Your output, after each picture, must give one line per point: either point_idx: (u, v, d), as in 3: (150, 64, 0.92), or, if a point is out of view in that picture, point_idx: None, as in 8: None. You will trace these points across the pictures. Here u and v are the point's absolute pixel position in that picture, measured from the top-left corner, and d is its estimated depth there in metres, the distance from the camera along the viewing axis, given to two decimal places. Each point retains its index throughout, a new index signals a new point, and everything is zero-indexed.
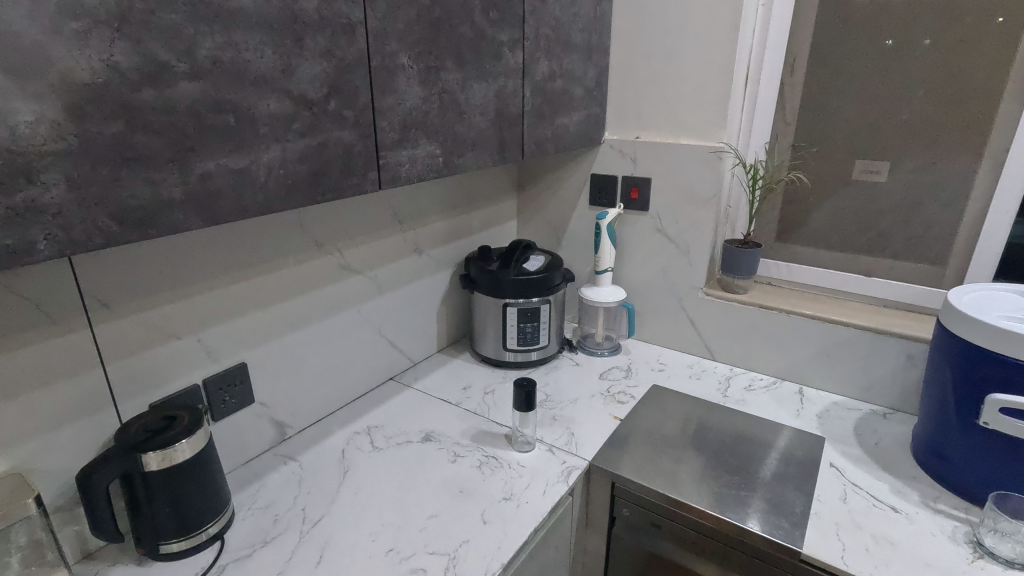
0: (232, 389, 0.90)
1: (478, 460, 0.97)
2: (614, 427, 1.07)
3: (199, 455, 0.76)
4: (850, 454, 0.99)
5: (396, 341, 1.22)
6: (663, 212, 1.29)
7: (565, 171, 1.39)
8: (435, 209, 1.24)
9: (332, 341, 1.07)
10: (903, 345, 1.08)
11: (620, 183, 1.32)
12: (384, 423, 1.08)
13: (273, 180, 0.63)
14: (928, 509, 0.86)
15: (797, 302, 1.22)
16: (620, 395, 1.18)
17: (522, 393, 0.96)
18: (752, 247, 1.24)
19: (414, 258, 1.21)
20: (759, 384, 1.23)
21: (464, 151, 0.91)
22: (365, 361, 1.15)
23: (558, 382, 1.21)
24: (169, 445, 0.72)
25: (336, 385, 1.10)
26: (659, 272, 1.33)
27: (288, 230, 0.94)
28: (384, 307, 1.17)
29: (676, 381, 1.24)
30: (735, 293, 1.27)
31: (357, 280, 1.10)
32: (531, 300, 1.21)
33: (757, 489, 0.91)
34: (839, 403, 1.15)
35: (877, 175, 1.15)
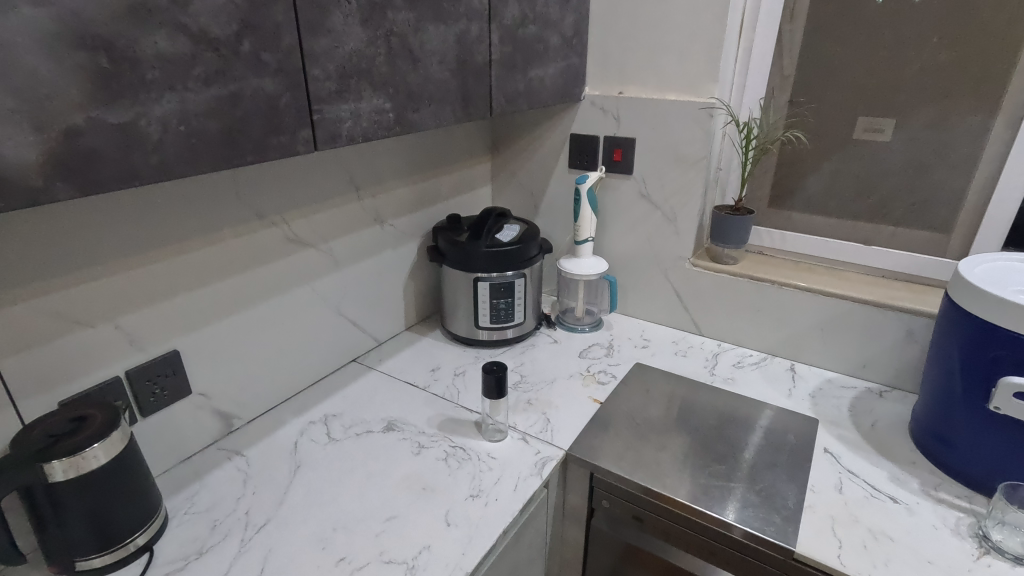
0: (163, 380, 0.80)
1: (443, 452, 0.88)
2: (594, 411, 0.99)
3: (118, 460, 0.66)
4: (845, 438, 0.93)
5: (357, 320, 1.12)
6: (648, 176, 1.18)
7: (542, 131, 1.27)
8: (397, 174, 1.12)
9: (282, 322, 0.96)
10: (903, 319, 1.01)
11: (602, 144, 1.21)
12: (343, 411, 0.98)
13: (170, 137, 0.51)
14: (930, 499, 0.80)
15: (791, 273, 1.14)
16: (601, 375, 1.09)
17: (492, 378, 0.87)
18: (744, 214, 1.14)
19: (375, 229, 1.10)
20: (748, 361, 1.15)
21: (421, 106, 0.79)
22: (322, 342, 1.05)
23: (534, 362, 1.13)
24: (77, 451, 0.62)
25: (288, 370, 1.00)
26: (644, 242, 1.23)
27: (221, 199, 0.82)
28: (342, 283, 1.06)
29: (660, 359, 1.16)
30: (724, 264, 1.18)
31: (310, 254, 0.98)
32: (504, 274, 1.11)
33: (746, 478, 0.84)
34: (833, 381, 1.08)
35: (880, 134, 1.05)
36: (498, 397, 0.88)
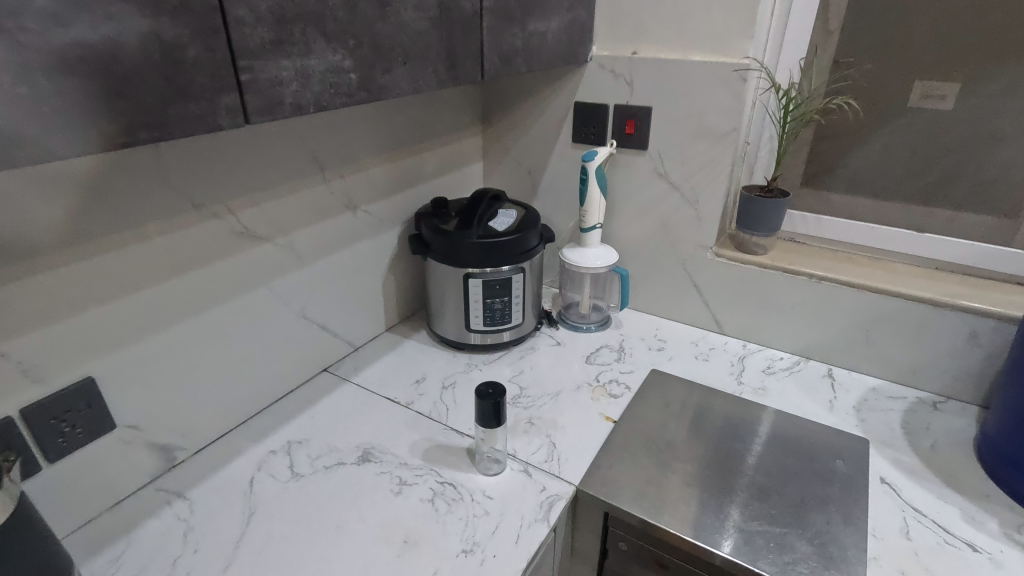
0: (74, 415, 0.64)
1: (430, 491, 0.73)
2: (608, 432, 0.84)
3: (15, 521, 0.50)
4: (903, 464, 0.79)
5: (328, 323, 0.95)
6: (667, 152, 1.01)
7: (542, 99, 1.09)
8: (371, 150, 0.94)
9: (232, 334, 0.80)
10: (966, 321, 0.86)
11: (612, 114, 1.03)
12: (311, 436, 0.83)
13: (5, 105, 0.34)
14: (1015, 547, 0.67)
15: (831, 265, 0.99)
16: (612, 385, 0.94)
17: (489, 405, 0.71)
18: (778, 196, 0.98)
19: (346, 217, 0.93)
20: (779, 366, 1.01)
21: (393, 65, 0.61)
22: (285, 353, 0.89)
23: (535, 371, 0.97)
24: None
25: (244, 388, 0.83)
26: (659, 228, 1.07)
27: (140, 186, 0.65)
28: (308, 282, 0.90)
29: (680, 364, 1.01)
30: (753, 255, 1.03)
31: (265, 249, 0.81)
32: (500, 269, 0.95)
33: (795, 520, 0.70)
34: (879, 390, 0.94)
35: (943, 102, 0.88)
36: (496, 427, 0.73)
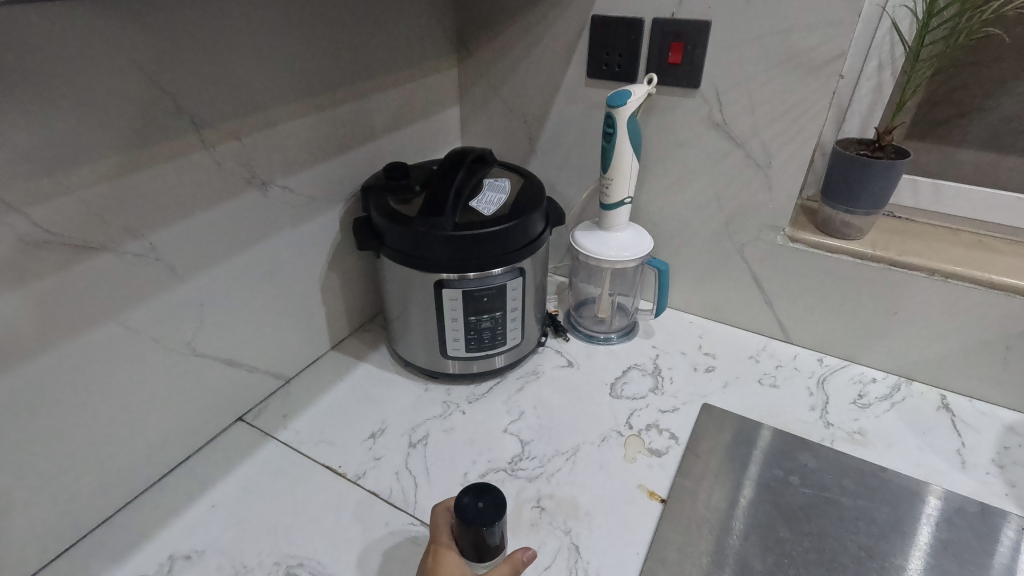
0: None
1: None
2: (654, 520, 0.57)
3: None
4: None
5: (237, 356, 0.65)
6: (729, 92, 0.69)
7: (543, 13, 0.75)
8: (284, 92, 0.60)
9: (60, 400, 0.49)
10: None
11: (649, 34, 0.70)
12: (205, 544, 0.54)
13: None
14: None
15: (957, 253, 0.69)
16: (651, 433, 0.67)
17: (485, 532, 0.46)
18: (892, 155, 0.68)
19: (252, 199, 0.61)
20: (874, 392, 0.73)
21: None
22: (169, 409, 0.59)
23: (540, 412, 0.69)
24: None
25: (98, 473, 0.54)
26: (709, 200, 0.76)
27: None
28: (196, 305, 0.58)
29: (739, 393, 0.73)
30: (843, 238, 0.73)
31: (100, 263, 0.49)
32: (490, 272, 0.64)
33: None
34: (1019, 430, 0.68)
35: None
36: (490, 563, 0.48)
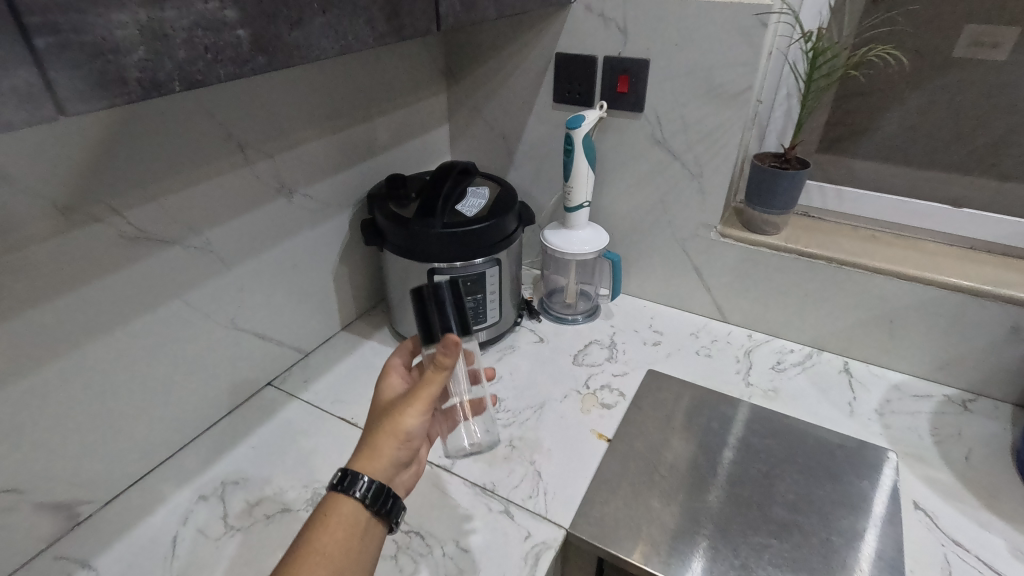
0: None
1: (393, 544, 0.62)
2: (602, 454, 0.72)
3: None
4: (937, 482, 0.69)
5: (268, 331, 0.80)
6: (666, 115, 0.85)
7: (517, 50, 0.91)
8: (306, 119, 0.76)
9: (141, 359, 0.64)
10: (1008, 313, 0.75)
11: (600, 69, 0.86)
12: (248, 474, 0.70)
13: None
14: None
15: (852, 245, 0.86)
16: (604, 392, 0.82)
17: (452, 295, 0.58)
18: (796, 165, 0.84)
19: (281, 204, 0.76)
20: (790, 359, 0.89)
21: (307, 15, 0.43)
22: (215, 372, 0.74)
23: (515, 377, 0.85)
24: None
25: (165, 420, 0.69)
26: (655, 204, 0.92)
27: None
28: (237, 288, 0.73)
29: (679, 361, 0.88)
30: (763, 234, 0.89)
31: (170, 254, 0.64)
32: (472, 262, 0.80)
33: (819, 564, 0.60)
34: (902, 387, 0.84)
35: (998, 50, 0.73)
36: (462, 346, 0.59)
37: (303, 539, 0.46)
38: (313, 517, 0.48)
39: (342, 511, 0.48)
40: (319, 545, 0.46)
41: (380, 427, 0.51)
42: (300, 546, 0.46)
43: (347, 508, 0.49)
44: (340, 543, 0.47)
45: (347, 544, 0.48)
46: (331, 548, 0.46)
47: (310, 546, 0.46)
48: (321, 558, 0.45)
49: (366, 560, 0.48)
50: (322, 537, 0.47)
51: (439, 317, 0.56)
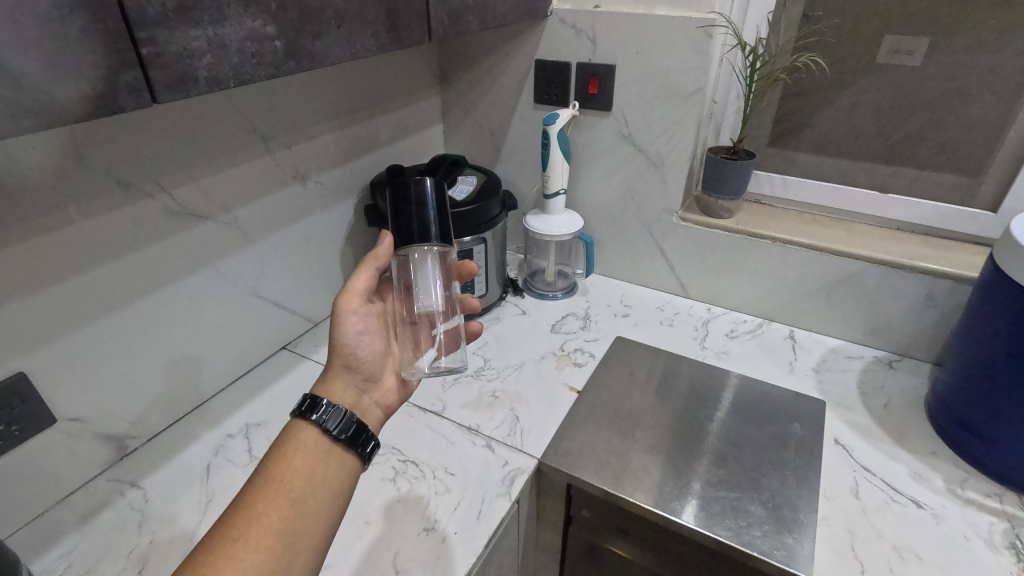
0: (10, 413, 0.61)
1: (392, 470, 0.73)
2: (572, 402, 0.84)
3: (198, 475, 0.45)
4: (858, 424, 0.81)
5: (284, 301, 0.92)
6: (631, 114, 0.97)
7: (502, 56, 1.04)
8: (317, 116, 0.88)
9: (180, 317, 0.76)
10: (923, 282, 0.87)
11: (574, 73, 0.98)
12: (269, 418, 0.81)
13: None
14: (956, 500, 0.70)
15: (795, 227, 0.98)
16: (577, 354, 0.94)
17: (431, 194, 0.64)
18: (744, 157, 0.96)
19: (296, 189, 0.88)
20: (742, 328, 1.01)
21: (325, 29, 0.56)
22: (239, 333, 0.86)
23: (499, 342, 0.97)
24: None
25: (198, 372, 0.81)
26: (624, 192, 1.04)
27: (52, 164, 0.59)
28: (259, 261, 0.85)
29: (644, 330, 1.00)
30: (718, 218, 1.01)
31: (206, 228, 0.76)
32: (462, 240, 0.92)
33: (750, 484, 0.72)
34: (838, 350, 0.96)
35: (910, 57, 0.85)
36: (439, 244, 0.65)
37: (263, 468, 0.53)
38: (273, 451, 0.55)
39: (298, 442, 0.56)
40: (277, 471, 0.53)
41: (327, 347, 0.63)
42: (259, 474, 0.52)
43: (301, 440, 0.56)
44: (297, 469, 0.53)
45: (308, 473, 0.54)
46: (287, 474, 0.53)
47: (269, 473, 0.52)
48: (278, 483, 0.52)
49: (326, 483, 0.54)
50: (279, 467, 0.53)
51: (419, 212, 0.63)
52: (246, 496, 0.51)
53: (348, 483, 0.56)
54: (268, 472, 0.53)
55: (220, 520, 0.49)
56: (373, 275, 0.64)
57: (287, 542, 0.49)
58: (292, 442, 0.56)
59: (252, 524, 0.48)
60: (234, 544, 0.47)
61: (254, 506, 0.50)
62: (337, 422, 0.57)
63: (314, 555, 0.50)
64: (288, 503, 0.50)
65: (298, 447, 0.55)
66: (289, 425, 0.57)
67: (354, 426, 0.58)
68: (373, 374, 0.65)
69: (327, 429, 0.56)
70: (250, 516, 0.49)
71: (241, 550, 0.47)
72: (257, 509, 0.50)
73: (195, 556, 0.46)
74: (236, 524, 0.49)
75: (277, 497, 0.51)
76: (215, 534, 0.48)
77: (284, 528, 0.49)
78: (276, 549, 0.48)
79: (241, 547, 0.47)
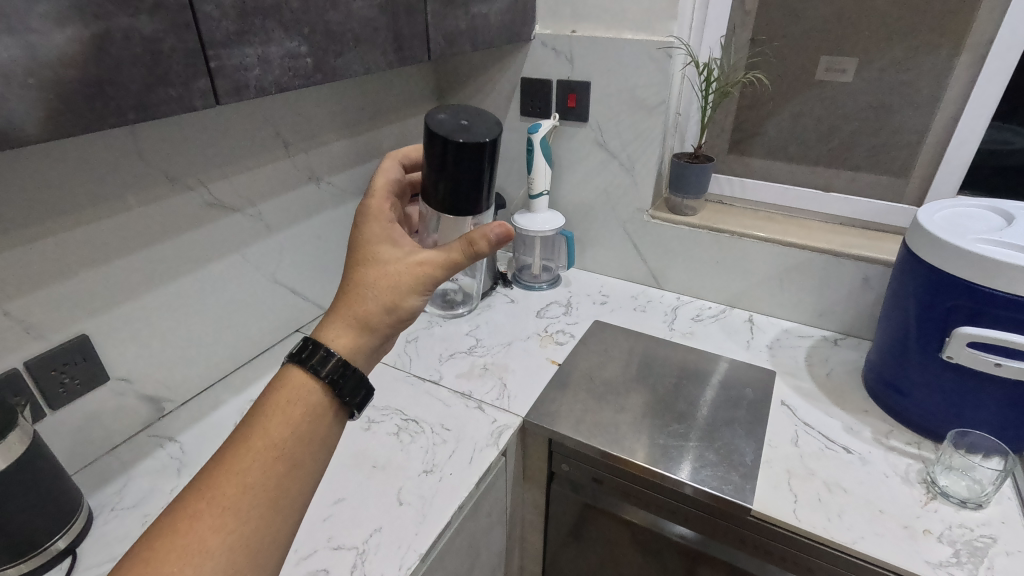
0: (73, 368, 0.72)
1: (395, 426, 0.84)
2: (553, 373, 0.96)
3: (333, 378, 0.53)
4: (802, 389, 0.93)
5: (299, 288, 1.04)
6: (605, 124, 1.11)
7: (492, 75, 1.18)
8: (331, 125, 1.01)
9: (213, 296, 0.88)
10: (860, 268, 0.99)
11: (554, 89, 1.12)
12: None
13: (38, 105, 0.42)
14: (880, 447, 0.81)
15: (751, 222, 1.11)
16: (558, 335, 1.06)
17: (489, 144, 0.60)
18: (704, 161, 1.09)
19: (311, 188, 1.01)
20: (707, 313, 1.14)
21: (345, 48, 0.68)
22: (260, 314, 0.98)
23: (490, 325, 1.09)
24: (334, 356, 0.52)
25: (223, 347, 0.92)
26: (601, 193, 1.18)
27: (117, 159, 0.71)
28: (278, 250, 0.97)
29: (620, 315, 1.13)
30: (684, 215, 1.14)
31: (235, 219, 0.88)
32: None
33: (704, 436, 0.83)
34: (790, 330, 1.08)
35: (842, 74, 0.99)
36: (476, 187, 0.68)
37: (258, 422, 0.48)
38: (266, 400, 0.50)
39: (300, 400, 0.50)
40: (274, 431, 0.48)
41: (376, 299, 0.53)
42: (249, 428, 0.48)
43: (299, 394, 0.50)
44: (296, 430, 0.49)
45: (308, 433, 0.50)
46: (285, 435, 0.48)
47: (265, 429, 0.48)
48: (275, 443, 0.47)
49: (322, 445, 0.50)
50: (274, 424, 0.48)
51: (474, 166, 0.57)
52: (236, 452, 0.47)
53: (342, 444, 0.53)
54: (263, 427, 0.48)
55: (206, 475, 0.46)
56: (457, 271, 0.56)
57: (280, 509, 0.47)
58: (290, 395, 0.50)
59: (243, 489, 0.45)
60: (222, 511, 0.44)
61: (246, 469, 0.46)
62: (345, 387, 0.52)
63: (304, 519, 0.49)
64: (284, 470, 0.47)
65: (297, 401, 0.50)
66: (287, 371, 0.51)
67: (364, 392, 0.53)
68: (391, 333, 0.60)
69: (329, 389, 0.51)
70: (241, 479, 0.46)
71: (229, 518, 0.44)
72: (250, 471, 0.46)
73: (179, 516, 0.44)
74: (226, 486, 0.45)
75: (274, 461, 0.47)
76: (202, 492, 0.45)
77: (277, 494, 0.47)
78: (268, 517, 0.46)
79: (231, 516, 0.44)
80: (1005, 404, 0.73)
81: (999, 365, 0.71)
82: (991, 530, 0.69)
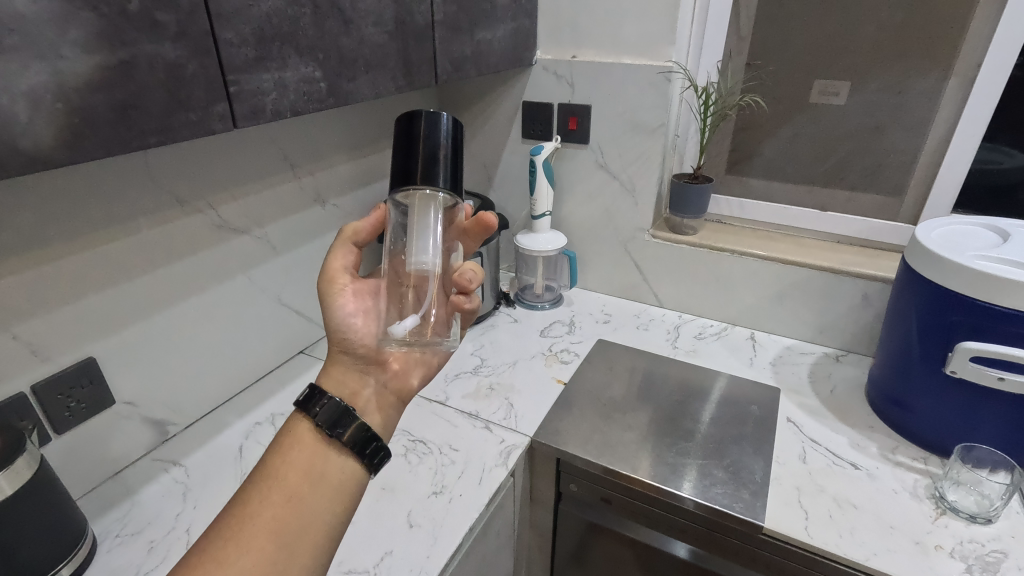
0: (79, 392, 0.71)
1: (403, 447, 0.84)
2: (558, 393, 0.96)
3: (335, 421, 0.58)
4: (807, 406, 0.93)
5: (304, 309, 1.04)
6: (606, 145, 1.13)
7: (495, 99, 1.21)
8: (337, 148, 1.02)
9: (219, 318, 0.88)
10: (859, 285, 1.00)
11: (557, 111, 1.15)
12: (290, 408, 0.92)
13: (64, 130, 0.43)
14: (888, 463, 0.82)
15: (750, 241, 1.12)
16: (563, 353, 1.06)
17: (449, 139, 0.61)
18: (703, 181, 1.11)
19: (317, 210, 1.01)
20: (710, 331, 1.15)
21: (357, 74, 0.70)
22: (265, 335, 0.97)
23: (495, 345, 1.09)
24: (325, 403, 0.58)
25: (228, 369, 0.92)
26: (603, 213, 1.19)
27: (129, 183, 0.72)
28: (283, 271, 0.97)
29: (623, 333, 1.13)
30: (685, 234, 1.16)
31: (242, 241, 0.88)
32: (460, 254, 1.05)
33: (711, 454, 0.83)
34: (793, 347, 1.09)
35: (836, 97, 1.02)
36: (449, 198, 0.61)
37: (263, 464, 0.56)
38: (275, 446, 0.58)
39: (297, 437, 0.58)
40: (274, 469, 0.55)
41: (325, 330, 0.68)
42: (258, 471, 0.55)
43: (296, 434, 0.58)
44: (293, 466, 0.56)
45: (306, 469, 0.56)
46: (283, 471, 0.55)
47: (267, 470, 0.55)
48: (275, 480, 0.54)
49: (326, 483, 0.56)
50: (276, 464, 0.56)
51: (422, 136, 0.59)
52: (245, 492, 0.54)
53: (353, 484, 0.57)
54: (265, 468, 0.56)
55: (221, 514, 0.53)
56: (350, 252, 0.70)
57: (281, 542, 0.51)
58: (290, 439, 0.58)
59: (246, 523, 0.52)
60: (231, 545, 0.50)
61: (246, 505, 0.53)
62: (334, 420, 0.58)
63: (311, 557, 0.52)
64: (280, 503, 0.53)
65: (295, 443, 0.57)
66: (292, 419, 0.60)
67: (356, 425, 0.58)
68: (378, 360, 0.66)
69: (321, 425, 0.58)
70: (244, 515, 0.52)
71: (231, 552, 0.50)
72: (252, 509, 0.53)
73: (196, 551, 0.50)
74: (231, 523, 0.52)
75: (273, 497, 0.53)
76: (215, 531, 0.51)
77: (277, 528, 0.52)
78: (267, 548, 0.51)
79: (233, 548, 0.50)
80: (1009, 417, 0.74)
81: (1002, 379, 0.72)
82: (1002, 544, 0.69)
